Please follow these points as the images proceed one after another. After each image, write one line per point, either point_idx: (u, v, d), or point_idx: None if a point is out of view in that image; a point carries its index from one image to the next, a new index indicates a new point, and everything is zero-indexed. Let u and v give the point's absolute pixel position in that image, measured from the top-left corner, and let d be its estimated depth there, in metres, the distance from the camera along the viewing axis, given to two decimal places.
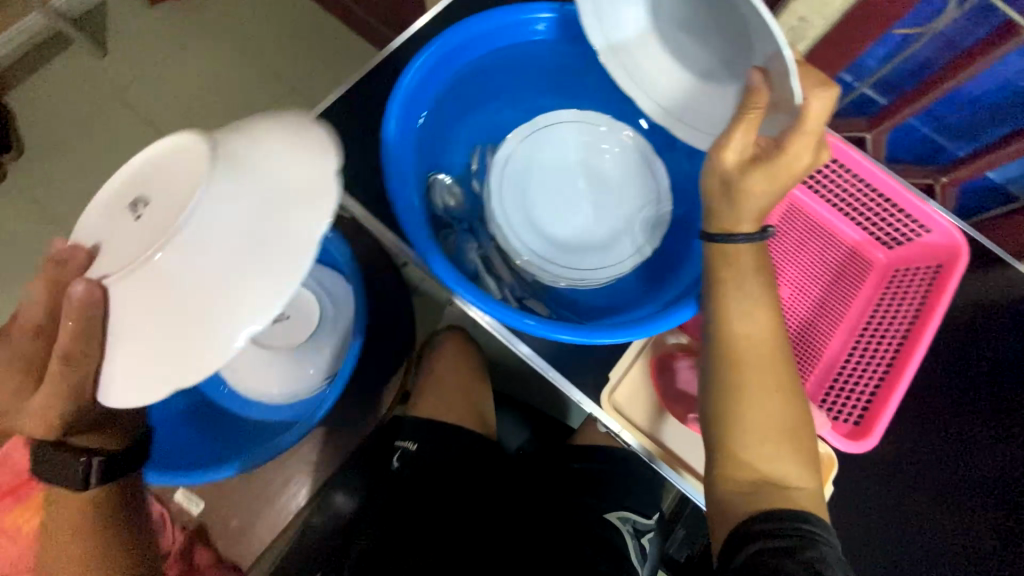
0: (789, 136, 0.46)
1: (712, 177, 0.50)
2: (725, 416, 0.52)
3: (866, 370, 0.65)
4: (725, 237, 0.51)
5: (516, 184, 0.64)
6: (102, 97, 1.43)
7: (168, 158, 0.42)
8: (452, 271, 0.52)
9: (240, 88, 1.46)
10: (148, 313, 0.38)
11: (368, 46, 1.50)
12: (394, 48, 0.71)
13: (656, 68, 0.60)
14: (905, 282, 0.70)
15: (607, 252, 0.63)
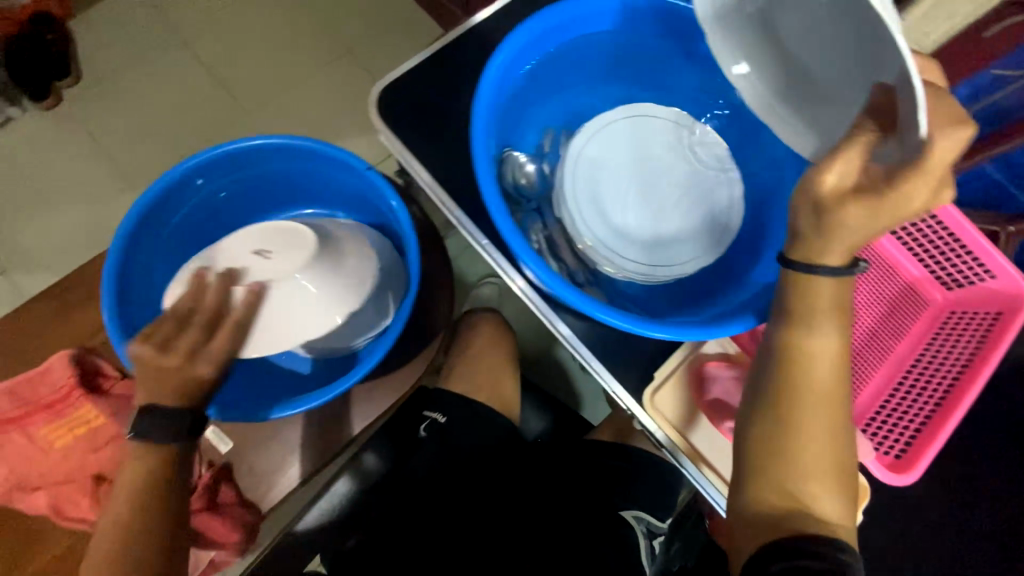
0: (902, 176, 0.41)
1: (802, 200, 0.46)
2: (778, 431, 0.51)
3: (909, 409, 0.65)
4: (806, 267, 0.48)
5: (587, 170, 0.64)
6: (166, 37, 1.46)
7: (285, 232, 0.66)
8: (524, 244, 0.54)
9: (301, 47, 1.47)
10: (262, 320, 0.64)
11: (432, 21, 1.50)
12: (482, 20, 0.73)
13: (761, 60, 0.57)
14: (960, 325, 0.69)
15: (670, 250, 0.63)
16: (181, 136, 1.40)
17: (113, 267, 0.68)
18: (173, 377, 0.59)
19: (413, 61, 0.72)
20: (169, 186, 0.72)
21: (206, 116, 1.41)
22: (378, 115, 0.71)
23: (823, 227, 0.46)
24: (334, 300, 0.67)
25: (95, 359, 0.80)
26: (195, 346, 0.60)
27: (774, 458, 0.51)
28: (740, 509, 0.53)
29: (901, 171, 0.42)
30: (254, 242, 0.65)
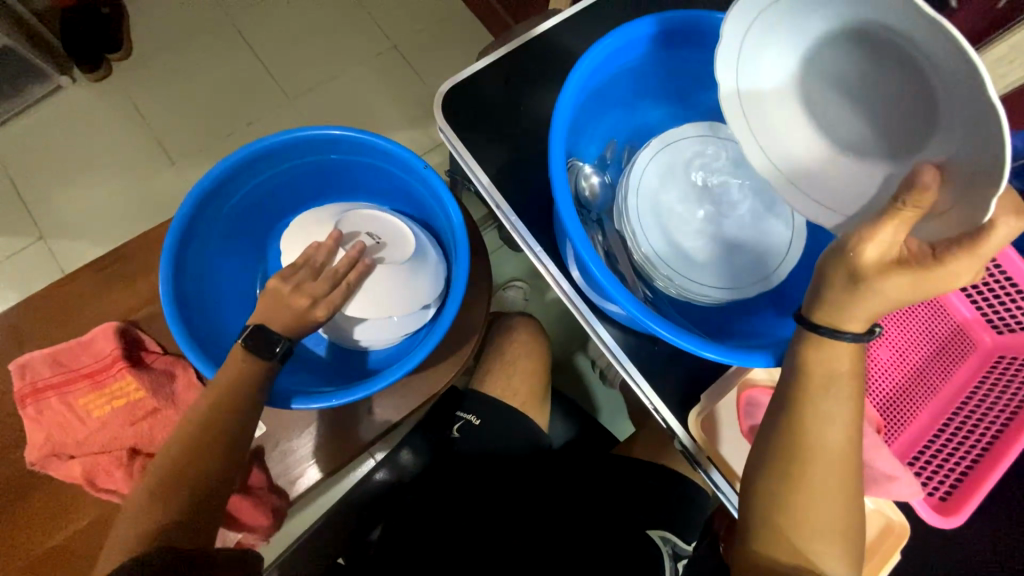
0: (950, 251, 0.41)
1: (838, 267, 0.45)
2: (828, 468, 0.50)
3: (957, 450, 0.65)
4: (831, 332, 0.47)
5: (651, 183, 0.64)
6: (220, 22, 1.48)
7: (397, 232, 0.78)
8: (588, 243, 0.54)
9: (350, 41, 1.49)
10: (364, 293, 0.74)
11: (482, 27, 1.52)
12: (549, 28, 0.74)
13: (786, 130, 0.55)
14: (1010, 370, 0.68)
15: (722, 275, 0.63)
16: (224, 119, 1.41)
17: (173, 242, 0.69)
18: (295, 313, 0.68)
19: (477, 65, 0.73)
20: (233, 168, 0.73)
21: (251, 101, 1.43)
22: (442, 116, 0.71)
23: (857, 293, 0.45)
24: (417, 291, 0.75)
25: (139, 332, 0.82)
26: (317, 295, 0.69)
27: (821, 497, 0.51)
28: (786, 545, 0.52)
29: (949, 244, 0.41)
30: (367, 228, 0.78)
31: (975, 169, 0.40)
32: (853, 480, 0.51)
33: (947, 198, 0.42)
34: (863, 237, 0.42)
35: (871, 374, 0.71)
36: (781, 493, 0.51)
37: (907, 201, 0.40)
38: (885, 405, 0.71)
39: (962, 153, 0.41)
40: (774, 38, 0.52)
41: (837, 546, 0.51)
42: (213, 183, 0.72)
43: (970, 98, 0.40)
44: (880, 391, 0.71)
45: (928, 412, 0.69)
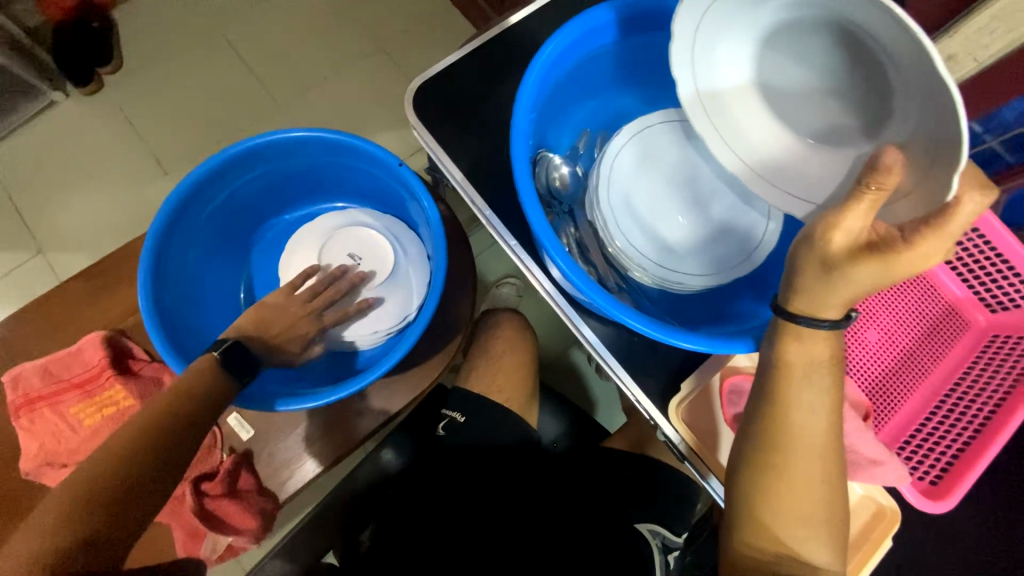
0: (918, 231, 0.40)
1: (809, 257, 0.43)
2: (805, 458, 0.49)
3: (948, 432, 0.63)
4: (809, 321, 0.46)
5: (622, 173, 0.63)
6: (207, 30, 1.49)
7: (375, 249, 0.83)
8: (554, 239, 0.54)
9: (335, 43, 1.49)
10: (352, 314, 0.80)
11: (466, 20, 1.50)
12: (519, 18, 0.73)
13: (749, 124, 0.54)
14: (1003, 348, 0.67)
15: (700, 262, 0.62)
16: (214, 127, 1.42)
17: (150, 254, 0.69)
18: (294, 323, 0.72)
19: (449, 59, 0.72)
20: (207, 175, 0.73)
21: (240, 108, 1.44)
22: (412, 112, 0.71)
23: (828, 282, 0.44)
24: (397, 303, 0.80)
25: (126, 341, 0.83)
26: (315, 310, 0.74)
27: (802, 484, 0.49)
28: (769, 535, 0.51)
29: (917, 225, 0.40)
30: (349, 248, 0.83)
31: (938, 146, 0.40)
32: (836, 468, 0.50)
33: (909, 179, 0.42)
34: (832, 224, 0.41)
35: (862, 358, 0.69)
36: (762, 483, 0.50)
37: (870, 183, 0.40)
38: (875, 388, 0.68)
39: (918, 132, 0.42)
40: (723, 31, 0.51)
41: (817, 535, 0.50)
42: (188, 189, 0.73)
43: (927, 77, 0.39)
44: (870, 374, 0.69)
45: (918, 395, 0.67)
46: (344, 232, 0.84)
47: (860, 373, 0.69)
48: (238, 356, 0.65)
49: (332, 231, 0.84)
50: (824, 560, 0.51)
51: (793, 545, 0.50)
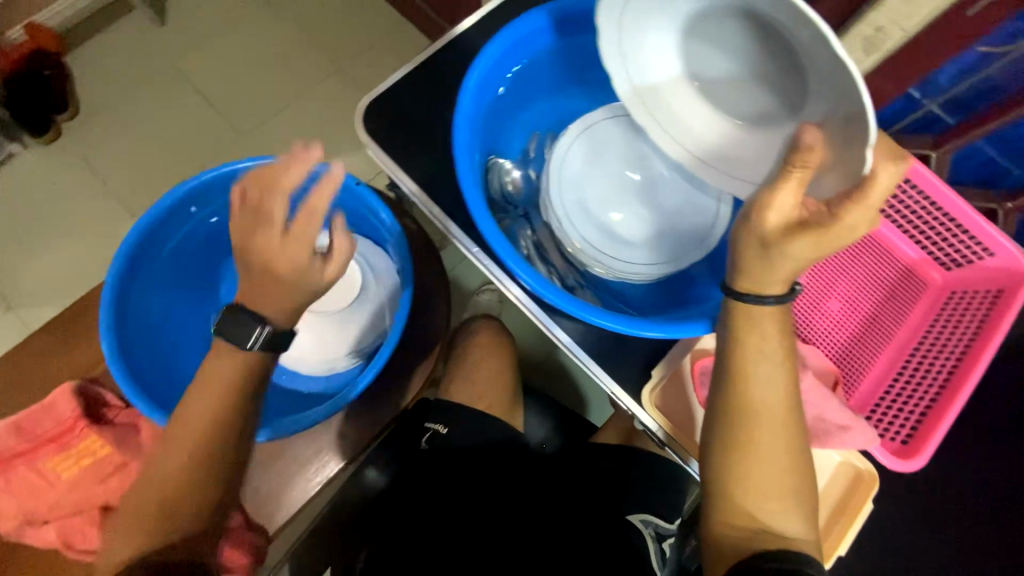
0: (842, 205, 0.42)
1: (749, 237, 0.45)
2: (768, 432, 0.50)
3: (915, 391, 0.64)
4: (754, 299, 0.48)
5: (572, 173, 0.64)
6: (163, 67, 1.48)
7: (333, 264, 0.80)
8: (509, 247, 0.54)
9: (293, 68, 1.49)
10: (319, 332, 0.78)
11: (420, 34, 1.52)
12: (461, 29, 0.74)
13: (685, 110, 0.56)
14: (960, 304, 0.69)
15: (657, 250, 0.63)
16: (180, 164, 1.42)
17: (111, 300, 0.68)
18: (278, 263, 0.52)
19: (396, 75, 0.73)
20: (163, 214, 0.73)
21: (205, 143, 1.43)
22: (363, 130, 0.71)
23: (769, 260, 0.45)
24: (366, 320, 0.80)
25: (98, 388, 0.82)
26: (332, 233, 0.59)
27: (767, 457, 0.50)
28: (744, 513, 0.51)
29: (841, 199, 0.42)
30: None
31: (851, 121, 0.42)
32: (799, 437, 0.51)
33: (829, 155, 0.44)
34: (763, 205, 0.43)
35: (828, 327, 0.70)
36: (731, 461, 0.51)
37: (795, 163, 0.41)
38: (843, 355, 0.70)
39: (832, 110, 0.44)
40: (646, 25, 0.53)
41: (791, 508, 0.51)
42: (145, 230, 0.72)
43: (829, 58, 0.40)
44: (837, 342, 0.70)
45: (885, 358, 0.68)
46: None
47: (828, 342, 0.70)
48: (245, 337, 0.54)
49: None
50: (799, 532, 0.50)
51: (768, 520, 0.50)
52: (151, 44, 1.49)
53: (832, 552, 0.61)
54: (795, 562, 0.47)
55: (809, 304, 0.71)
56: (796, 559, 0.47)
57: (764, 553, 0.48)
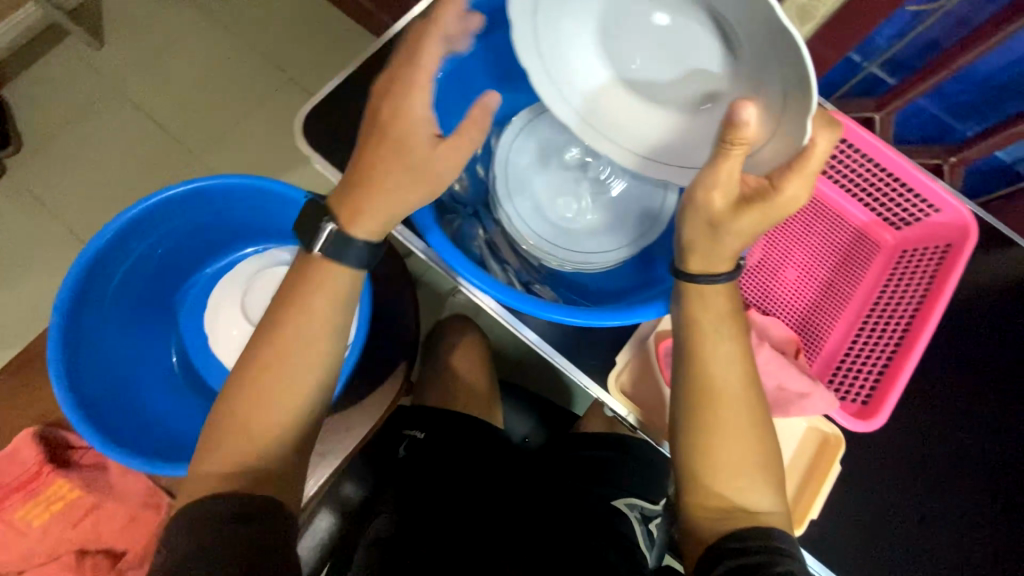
0: (784, 176, 0.43)
1: (697, 218, 0.46)
2: (723, 408, 0.51)
3: (873, 351, 0.66)
4: (707, 279, 0.48)
5: (517, 171, 0.64)
6: (82, 86, 1.34)
7: None
8: (461, 257, 0.54)
9: (223, 73, 1.35)
10: None
11: (354, 23, 1.38)
12: (395, 32, 0.73)
13: (613, 104, 0.56)
14: (911, 262, 0.70)
15: (610, 239, 0.64)
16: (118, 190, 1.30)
17: (59, 341, 0.67)
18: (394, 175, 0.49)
19: (332, 83, 0.71)
20: (106, 246, 0.71)
21: (143, 165, 1.31)
22: (304, 142, 0.69)
23: (718, 240, 0.46)
24: None
25: (61, 431, 0.81)
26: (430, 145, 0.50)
27: (731, 434, 0.51)
28: (716, 494, 0.51)
29: (783, 170, 0.43)
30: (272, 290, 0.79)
31: (786, 88, 0.43)
32: (758, 410, 0.52)
33: (765, 130, 0.46)
34: (709, 185, 0.43)
35: (787, 297, 0.71)
36: (700, 443, 0.52)
37: (732, 141, 0.41)
38: (803, 323, 0.71)
39: (769, 86, 0.45)
40: (563, 20, 0.54)
41: (756, 480, 0.51)
42: (89, 264, 0.70)
43: (769, 31, 0.41)
44: (797, 311, 0.71)
45: (842, 322, 0.70)
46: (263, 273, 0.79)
47: (787, 312, 0.71)
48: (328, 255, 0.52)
49: (252, 277, 0.82)
50: (769, 508, 0.51)
51: (737, 498, 0.51)
52: (64, 61, 1.35)
53: (804, 516, 0.62)
54: (767, 540, 0.48)
55: (767, 275, 0.72)
56: (767, 537, 0.49)
57: (734, 534, 0.49)
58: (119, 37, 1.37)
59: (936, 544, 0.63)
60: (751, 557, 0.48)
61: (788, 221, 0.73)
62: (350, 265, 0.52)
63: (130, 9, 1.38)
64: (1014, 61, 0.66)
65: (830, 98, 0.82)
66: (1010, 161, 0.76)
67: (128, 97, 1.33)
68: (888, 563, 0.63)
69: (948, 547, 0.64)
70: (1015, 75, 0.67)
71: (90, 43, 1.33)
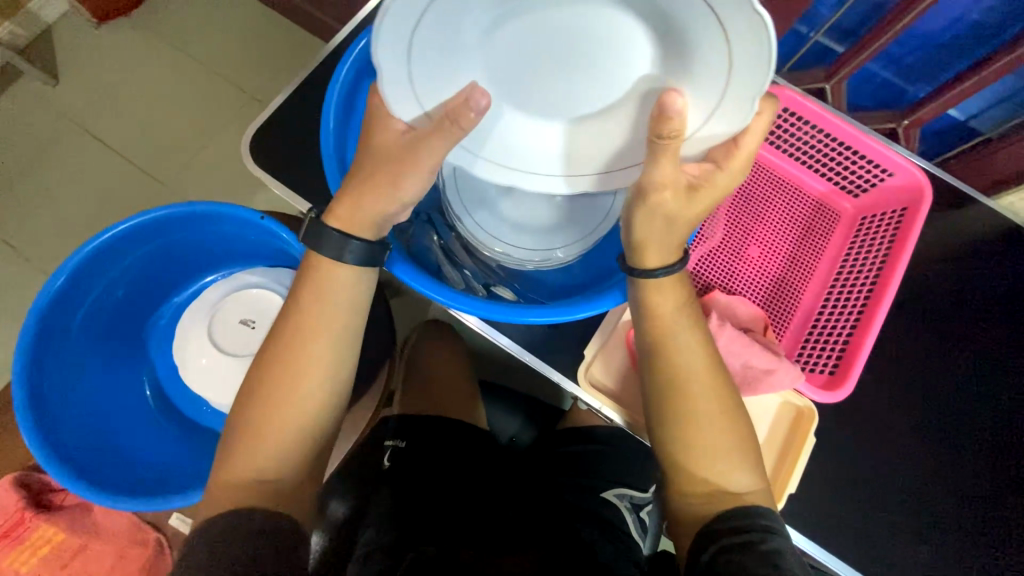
0: (730, 154, 0.46)
1: (652, 215, 0.47)
2: (690, 393, 0.51)
3: (838, 320, 0.66)
4: (665, 272, 0.49)
5: (467, 176, 0.63)
6: (37, 125, 1.31)
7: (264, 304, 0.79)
8: (422, 275, 0.55)
9: (181, 98, 1.34)
10: None
11: (307, 34, 1.37)
12: (337, 44, 0.72)
13: (527, 137, 0.57)
14: (871, 228, 0.71)
15: (567, 233, 0.64)
16: (83, 227, 1.27)
17: (25, 387, 0.67)
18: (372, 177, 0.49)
19: (278, 101, 0.71)
20: (64, 288, 0.70)
21: (105, 200, 1.28)
22: (253, 162, 0.69)
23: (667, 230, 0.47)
24: None
25: (40, 475, 0.95)
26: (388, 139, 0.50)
27: (704, 419, 0.51)
28: (697, 480, 0.51)
29: (728, 149, 0.46)
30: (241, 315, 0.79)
31: (734, 41, 0.42)
32: (727, 392, 0.52)
33: (710, 99, 0.46)
34: (658, 185, 0.45)
35: (752, 275, 0.71)
36: (675, 431, 0.52)
37: (664, 134, 0.43)
38: (770, 299, 0.71)
39: (711, 48, 0.44)
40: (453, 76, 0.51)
41: (734, 460, 0.50)
42: (49, 307, 0.69)
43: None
44: (763, 288, 0.71)
45: (808, 295, 0.70)
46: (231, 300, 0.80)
47: (753, 289, 0.71)
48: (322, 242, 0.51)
49: (217, 301, 0.80)
50: (748, 490, 0.50)
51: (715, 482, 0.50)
52: (16, 101, 1.32)
53: (783, 493, 0.61)
54: (748, 517, 0.48)
55: (730, 253, 0.72)
56: (749, 513, 0.48)
57: (719, 516, 0.49)
58: (70, 69, 1.34)
59: (916, 505, 0.64)
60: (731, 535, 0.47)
61: (746, 200, 0.73)
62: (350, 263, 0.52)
63: (79, 42, 1.35)
64: (956, 18, 0.66)
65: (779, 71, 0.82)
66: (964, 119, 0.74)
67: (86, 130, 1.31)
68: (870, 528, 0.64)
69: (935, 504, 0.64)
70: (959, 31, 0.66)
71: (45, 80, 1.31)
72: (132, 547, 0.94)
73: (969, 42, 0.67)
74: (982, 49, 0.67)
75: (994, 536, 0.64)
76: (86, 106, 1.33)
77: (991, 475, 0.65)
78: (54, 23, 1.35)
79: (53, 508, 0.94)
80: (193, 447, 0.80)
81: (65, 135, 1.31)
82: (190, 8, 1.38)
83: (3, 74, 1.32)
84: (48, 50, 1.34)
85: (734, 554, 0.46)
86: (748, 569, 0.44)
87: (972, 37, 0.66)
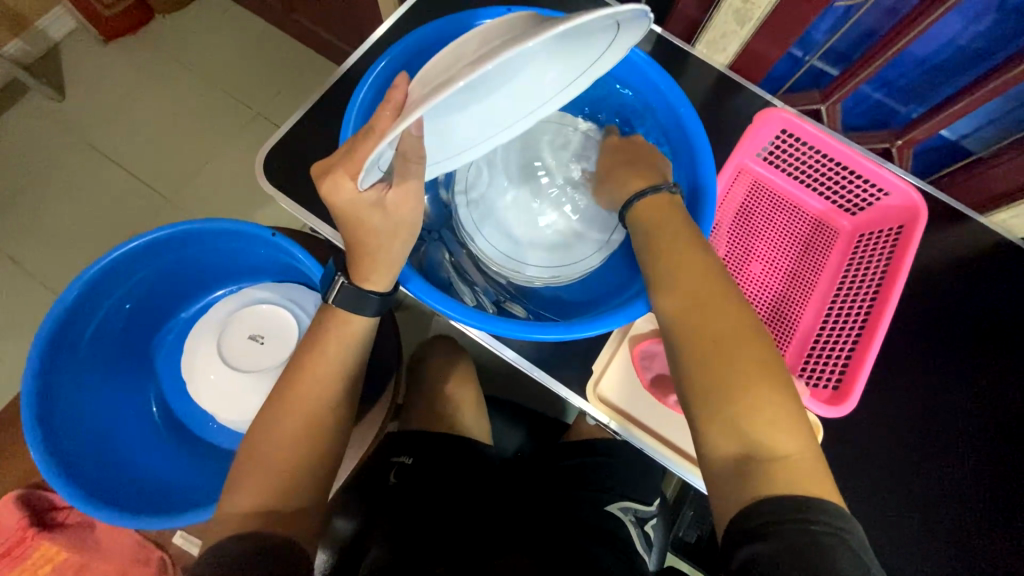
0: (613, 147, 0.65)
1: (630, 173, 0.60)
2: (721, 386, 0.46)
3: (840, 335, 0.68)
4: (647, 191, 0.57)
5: (473, 194, 0.67)
6: (44, 140, 1.32)
7: (273, 319, 0.80)
8: (437, 293, 0.56)
9: (188, 115, 1.36)
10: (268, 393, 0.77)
11: (314, 53, 1.40)
12: (349, 66, 0.74)
13: (470, 131, 0.56)
14: (869, 244, 0.73)
15: (573, 252, 0.66)
16: (87, 242, 1.27)
17: (32, 401, 0.67)
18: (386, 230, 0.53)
19: (290, 122, 0.72)
20: (74, 302, 0.71)
21: (111, 215, 1.28)
22: (266, 180, 0.70)
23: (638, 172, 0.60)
24: None
25: (42, 492, 0.94)
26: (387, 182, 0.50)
27: (750, 375, 0.46)
28: (733, 437, 0.45)
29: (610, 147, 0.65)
30: (248, 330, 0.79)
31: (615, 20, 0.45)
32: (769, 371, 0.46)
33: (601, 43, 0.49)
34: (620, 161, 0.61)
35: (753, 290, 0.73)
36: (713, 370, 0.47)
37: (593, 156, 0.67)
38: (772, 315, 0.72)
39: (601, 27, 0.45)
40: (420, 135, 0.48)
41: (784, 435, 0.44)
42: (58, 320, 0.70)
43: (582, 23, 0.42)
44: (764, 303, 0.73)
45: (810, 311, 0.72)
46: (241, 318, 0.80)
47: (755, 304, 0.72)
48: (343, 297, 0.57)
49: (227, 316, 0.81)
50: (795, 449, 0.44)
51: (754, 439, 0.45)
52: (24, 118, 1.33)
53: None
54: (791, 510, 0.41)
55: (733, 269, 0.74)
56: (792, 505, 0.41)
57: (762, 504, 0.42)
58: (76, 85, 1.36)
59: (922, 520, 0.65)
60: (766, 530, 0.41)
61: (747, 218, 0.75)
62: (367, 314, 0.58)
63: (87, 59, 1.37)
64: (946, 44, 0.69)
65: (775, 92, 0.85)
66: (956, 139, 0.77)
67: (92, 146, 1.32)
68: (881, 545, 0.64)
69: (938, 517, 0.65)
70: (950, 55, 0.69)
71: (52, 96, 1.33)
72: (134, 565, 0.93)
73: (961, 66, 0.70)
74: (973, 71, 0.69)
75: (998, 550, 0.64)
76: (91, 122, 1.34)
77: (997, 490, 0.66)
78: (61, 40, 1.37)
79: (55, 527, 0.93)
80: (199, 463, 0.80)
81: (72, 151, 1.32)
82: (198, 27, 1.41)
83: (10, 90, 1.34)
84: (55, 66, 1.36)
85: (771, 548, 0.40)
86: (785, 559, 0.39)
87: (964, 61, 0.69)
